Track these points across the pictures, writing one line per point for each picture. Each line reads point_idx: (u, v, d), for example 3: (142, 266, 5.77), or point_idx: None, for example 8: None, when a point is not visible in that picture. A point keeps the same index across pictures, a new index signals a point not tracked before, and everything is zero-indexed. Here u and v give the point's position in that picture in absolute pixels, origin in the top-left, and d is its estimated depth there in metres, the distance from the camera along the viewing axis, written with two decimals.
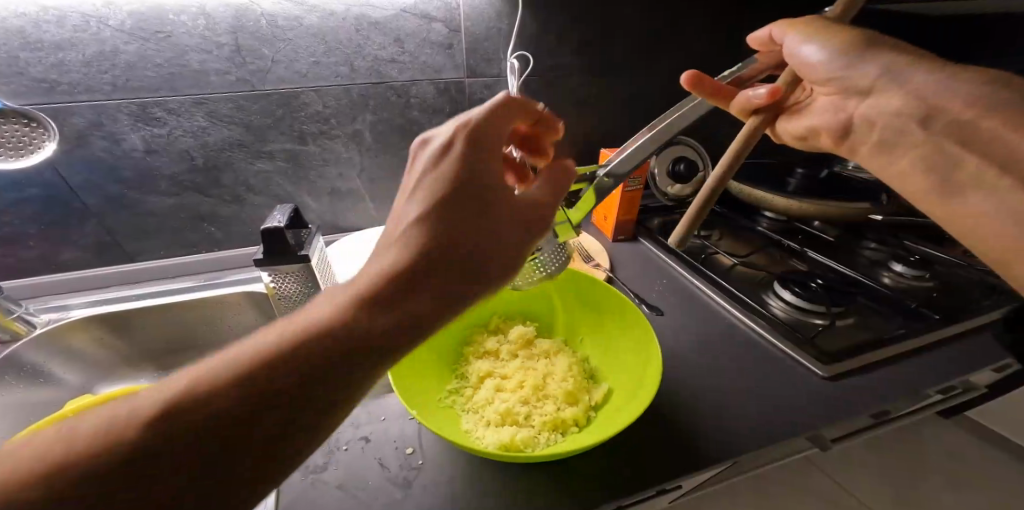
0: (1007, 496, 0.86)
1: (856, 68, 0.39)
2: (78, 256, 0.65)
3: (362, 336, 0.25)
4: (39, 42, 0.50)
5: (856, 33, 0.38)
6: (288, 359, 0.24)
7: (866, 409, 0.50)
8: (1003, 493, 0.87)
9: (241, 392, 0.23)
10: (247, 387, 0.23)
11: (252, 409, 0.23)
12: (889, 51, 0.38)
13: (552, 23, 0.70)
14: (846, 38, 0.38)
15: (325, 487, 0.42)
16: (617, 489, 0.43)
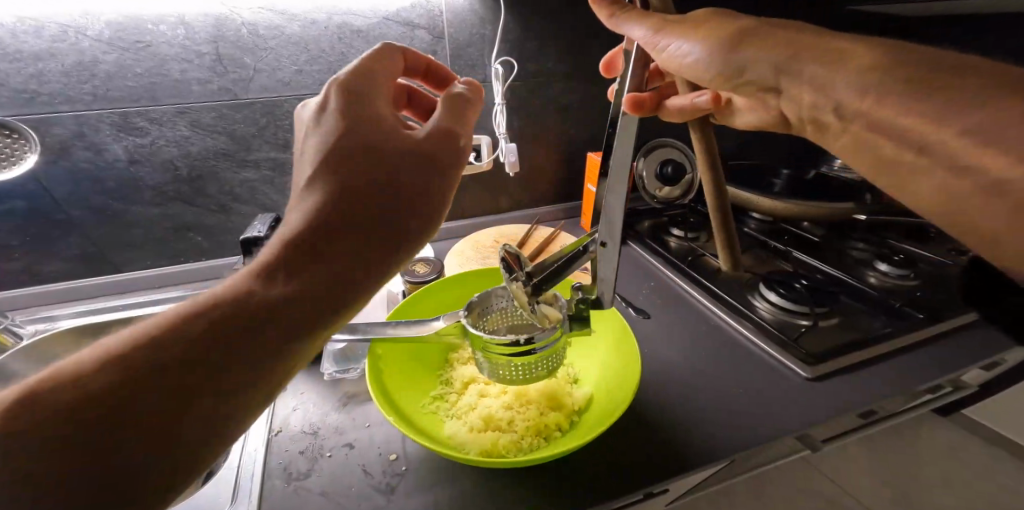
0: (1006, 495, 0.86)
1: (740, 79, 0.34)
2: (63, 268, 0.65)
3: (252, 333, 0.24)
4: (18, 53, 0.50)
5: (726, 31, 0.32)
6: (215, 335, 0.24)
7: (850, 408, 0.51)
8: (1001, 492, 0.86)
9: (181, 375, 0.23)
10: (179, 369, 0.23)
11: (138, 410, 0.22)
12: (773, 50, 0.31)
13: (535, 28, 0.71)
14: (715, 36, 0.33)
15: (308, 494, 0.42)
16: (600, 493, 0.42)
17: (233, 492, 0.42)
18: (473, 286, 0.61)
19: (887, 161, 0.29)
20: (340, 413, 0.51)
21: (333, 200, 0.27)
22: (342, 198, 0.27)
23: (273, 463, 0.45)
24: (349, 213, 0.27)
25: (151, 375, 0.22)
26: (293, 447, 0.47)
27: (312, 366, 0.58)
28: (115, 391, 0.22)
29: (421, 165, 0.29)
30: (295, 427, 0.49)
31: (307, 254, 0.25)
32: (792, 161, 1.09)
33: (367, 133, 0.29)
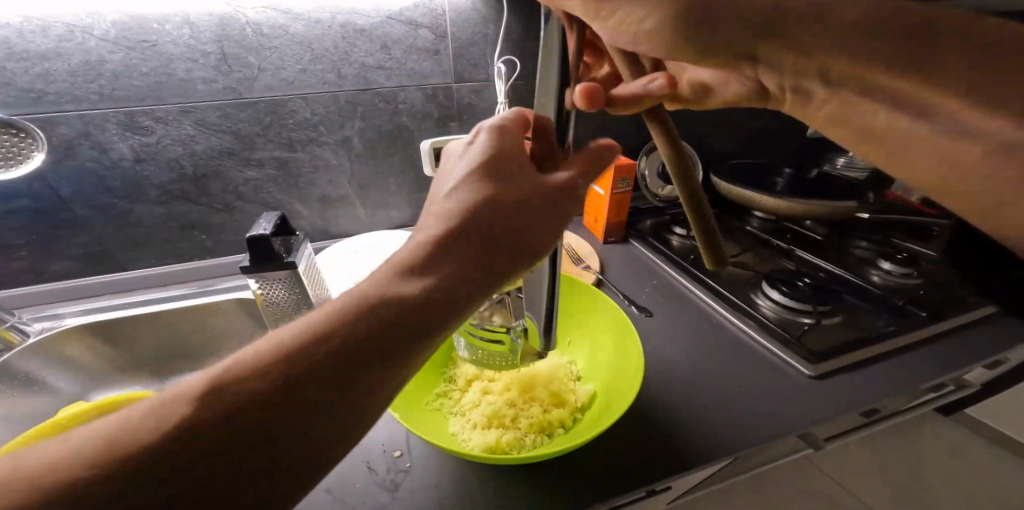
0: (1007, 493, 0.86)
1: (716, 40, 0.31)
2: (70, 266, 0.66)
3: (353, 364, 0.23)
4: (24, 52, 0.50)
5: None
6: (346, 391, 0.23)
7: (852, 406, 0.51)
8: (1003, 490, 0.86)
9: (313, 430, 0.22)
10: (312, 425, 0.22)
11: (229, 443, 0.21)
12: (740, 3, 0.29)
13: (537, 27, 0.71)
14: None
15: (313, 490, 0.42)
16: (604, 490, 0.43)
17: None
18: None
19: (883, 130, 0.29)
20: None
21: (466, 263, 0.27)
22: (475, 262, 0.27)
23: None
24: (478, 278, 0.27)
25: (284, 431, 0.21)
26: None
27: None
28: (207, 435, 0.20)
29: (547, 233, 0.31)
30: None
31: (446, 319, 0.26)
32: (794, 160, 1.09)
33: (505, 200, 0.29)
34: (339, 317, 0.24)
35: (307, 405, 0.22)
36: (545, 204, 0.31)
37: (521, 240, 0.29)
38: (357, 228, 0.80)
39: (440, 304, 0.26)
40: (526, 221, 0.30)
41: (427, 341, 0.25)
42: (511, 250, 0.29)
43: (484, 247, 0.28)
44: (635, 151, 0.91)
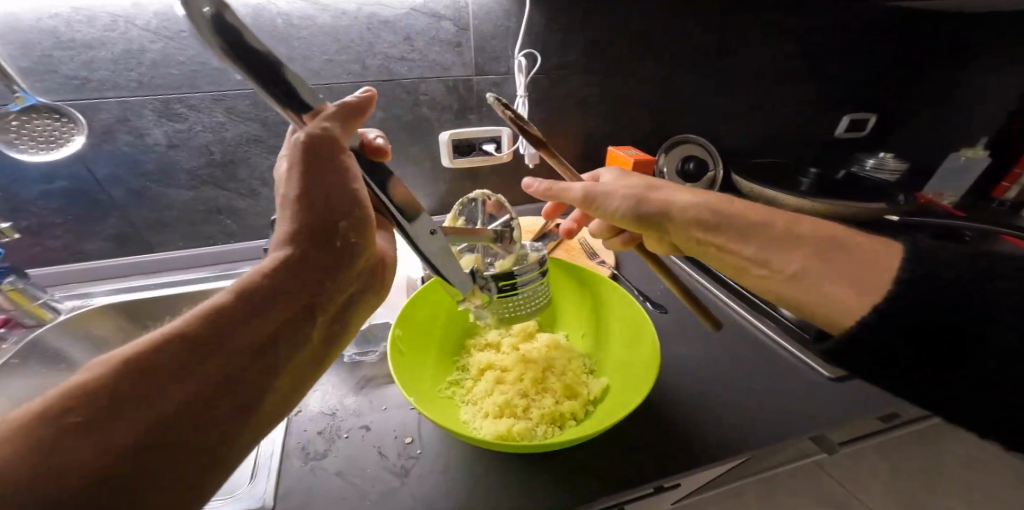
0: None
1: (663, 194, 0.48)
2: (102, 247, 0.69)
3: (241, 328, 0.27)
4: (71, 41, 0.53)
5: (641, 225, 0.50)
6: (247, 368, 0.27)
7: (867, 411, 0.50)
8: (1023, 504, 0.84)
9: (222, 403, 0.26)
10: (221, 396, 0.26)
11: (139, 400, 0.23)
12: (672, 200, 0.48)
13: (561, 20, 0.70)
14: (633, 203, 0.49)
15: (325, 474, 0.43)
16: (614, 484, 0.43)
17: (253, 468, 0.44)
18: None
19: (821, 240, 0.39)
20: (357, 395, 0.52)
21: (310, 247, 0.32)
22: (318, 248, 0.32)
23: (291, 443, 0.46)
24: (333, 264, 0.33)
25: (198, 386, 0.25)
26: (312, 427, 0.48)
27: None
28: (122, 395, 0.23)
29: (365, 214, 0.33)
30: (313, 408, 0.50)
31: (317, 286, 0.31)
32: (819, 160, 1.07)
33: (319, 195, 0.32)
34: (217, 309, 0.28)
35: (210, 380, 0.25)
36: (345, 197, 0.32)
37: (357, 222, 0.33)
38: None
39: (304, 286, 0.31)
40: (340, 210, 0.32)
41: (294, 315, 0.30)
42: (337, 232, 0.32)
43: (324, 234, 0.32)
44: (655, 147, 0.91)
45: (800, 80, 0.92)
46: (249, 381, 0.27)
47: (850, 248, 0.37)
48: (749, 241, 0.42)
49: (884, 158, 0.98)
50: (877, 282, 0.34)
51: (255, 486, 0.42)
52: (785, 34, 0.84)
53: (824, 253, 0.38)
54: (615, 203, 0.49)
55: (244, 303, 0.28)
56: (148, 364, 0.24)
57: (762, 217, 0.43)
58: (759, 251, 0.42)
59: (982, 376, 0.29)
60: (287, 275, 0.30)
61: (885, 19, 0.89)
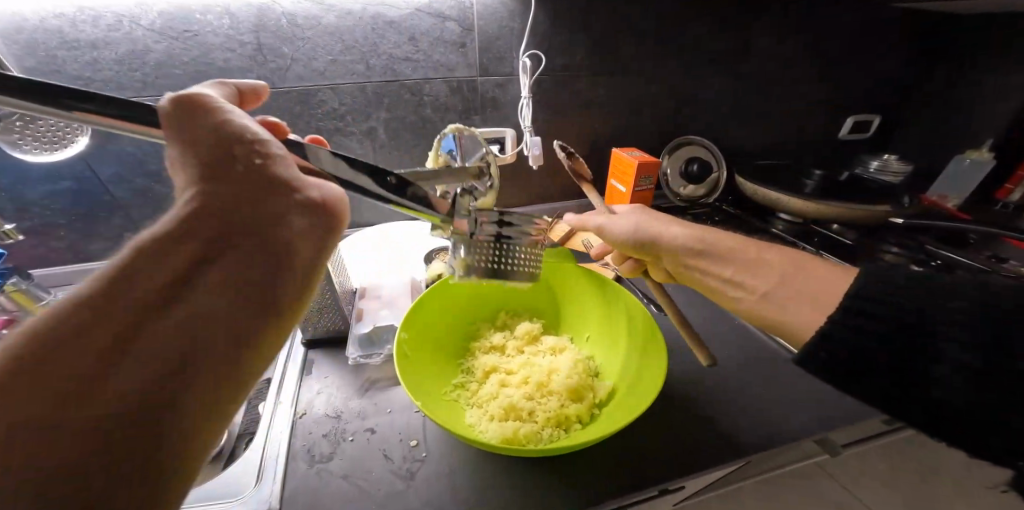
0: None
1: (661, 222, 0.51)
2: (105, 247, 0.68)
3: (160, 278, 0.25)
4: (76, 41, 0.52)
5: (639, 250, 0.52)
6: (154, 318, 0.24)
7: (871, 413, 0.50)
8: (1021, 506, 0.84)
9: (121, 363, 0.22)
10: (123, 357, 0.22)
11: (45, 363, 0.22)
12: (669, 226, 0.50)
13: (566, 21, 0.70)
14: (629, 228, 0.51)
15: (330, 477, 0.43)
16: (620, 487, 0.43)
17: (258, 472, 0.44)
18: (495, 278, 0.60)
19: (793, 265, 0.42)
20: (361, 398, 0.52)
21: (220, 184, 0.28)
22: (227, 182, 0.28)
23: (296, 445, 0.46)
24: (240, 196, 0.28)
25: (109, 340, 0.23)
26: (317, 430, 0.48)
27: (336, 350, 0.59)
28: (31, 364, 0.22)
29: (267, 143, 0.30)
30: (318, 411, 0.50)
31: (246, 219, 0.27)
32: (823, 161, 1.06)
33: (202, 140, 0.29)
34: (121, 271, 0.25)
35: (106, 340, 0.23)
36: (228, 129, 0.29)
37: (256, 147, 0.29)
38: (380, 219, 0.81)
39: (229, 225, 0.27)
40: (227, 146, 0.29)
41: (226, 253, 0.26)
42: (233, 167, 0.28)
43: (219, 175, 0.28)
44: (658, 149, 0.91)
45: (804, 80, 0.92)
46: (156, 330, 0.23)
47: (815, 275, 0.40)
48: (728, 264, 0.45)
49: (888, 159, 0.97)
50: (829, 298, 0.38)
51: (260, 489, 0.42)
52: (789, 35, 0.84)
53: (790, 275, 0.41)
54: (619, 228, 0.51)
55: (150, 257, 0.26)
56: (34, 345, 0.22)
57: (735, 245, 0.46)
58: (736, 273, 0.44)
59: (904, 376, 0.33)
60: (211, 217, 0.27)
61: (889, 21, 0.89)
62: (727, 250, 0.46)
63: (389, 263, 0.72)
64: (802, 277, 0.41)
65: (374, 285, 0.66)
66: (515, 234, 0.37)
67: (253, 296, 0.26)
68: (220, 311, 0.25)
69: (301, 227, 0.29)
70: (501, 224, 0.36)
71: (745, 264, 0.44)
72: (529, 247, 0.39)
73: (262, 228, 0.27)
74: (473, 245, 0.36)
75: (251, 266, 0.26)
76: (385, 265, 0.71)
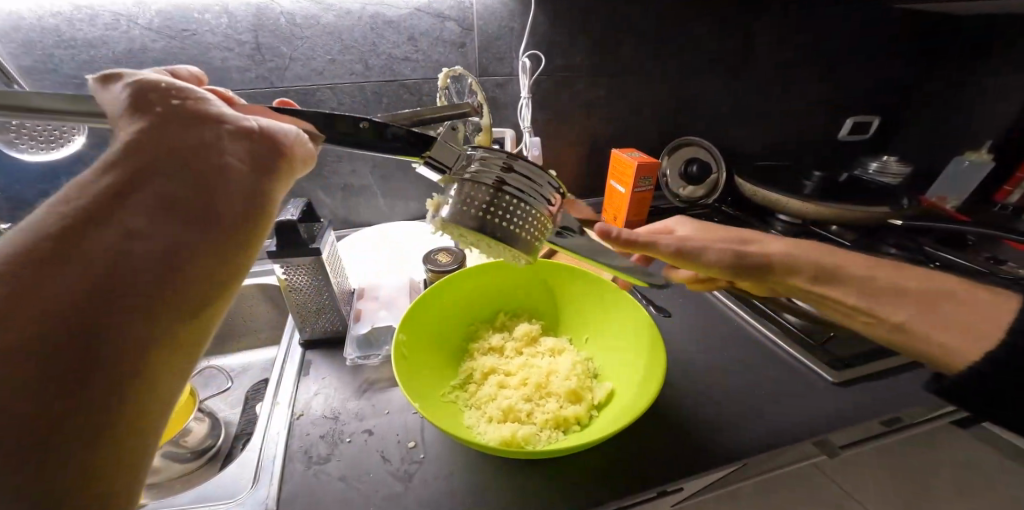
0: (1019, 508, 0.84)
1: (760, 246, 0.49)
2: None
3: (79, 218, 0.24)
4: (73, 40, 0.52)
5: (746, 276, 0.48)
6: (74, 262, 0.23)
7: (869, 414, 0.50)
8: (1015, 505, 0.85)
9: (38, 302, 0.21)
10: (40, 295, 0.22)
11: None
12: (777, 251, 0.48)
13: (565, 22, 0.70)
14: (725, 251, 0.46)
15: (328, 478, 0.43)
16: (620, 490, 0.43)
17: (255, 472, 0.44)
18: (494, 279, 0.60)
19: (936, 294, 0.40)
20: (359, 399, 0.52)
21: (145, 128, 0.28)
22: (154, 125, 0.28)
23: (293, 446, 0.46)
24: (166, 137, 0.28)
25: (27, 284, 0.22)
26: (315, 431, 0.48)
27: (334, 349, 0.59)
28: None
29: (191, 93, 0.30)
30: (316, 411, 0.50)
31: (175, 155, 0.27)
32: (822, 162, 1.06)
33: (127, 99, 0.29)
34: (36, 222, 0.24)
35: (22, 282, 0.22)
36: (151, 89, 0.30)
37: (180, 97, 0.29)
38: (379, 219, 0.81)
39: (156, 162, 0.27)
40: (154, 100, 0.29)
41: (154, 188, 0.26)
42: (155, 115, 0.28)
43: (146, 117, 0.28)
44: (658, 149, 0.91)
45: (804, 81, 0.91)
46: (81, 265, 0.23)
47: (966, 302, 0.39)
48: (852, 290, 0.44)
49: (888, 161, 0.97)
50: (987, 329, 0.36)
51: (258, 490, 0.41)
52: (789, 36, 0.84)
53: (930, 305, 0.40)
54: (715, 256, 0.46)
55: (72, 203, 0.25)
56: None
57: (863, 270, 0.44)
58: (863, 300, 0.43)
59: None
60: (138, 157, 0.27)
61: (889, 21, 0.89)
62: (850, 276, 0.44)
63: (389, 264, 0.72)
64: (958, 306, 0.39)
65: (372, 286, 0.65)
66: (513, 181, 0.32)
67: (188, 230, 0.26)
68: (150, 247, 0.24)
69: (234, 161, 0.28)
70: (505, 167, 0.32)
71: (876, 291, 0.42)
72: (532, 203, 0.32)
73: (192, 163, 0.27)
74: (465, 185, 0.32)
75: (182, 199, 0.26)
76: (384, 266, 0.71)
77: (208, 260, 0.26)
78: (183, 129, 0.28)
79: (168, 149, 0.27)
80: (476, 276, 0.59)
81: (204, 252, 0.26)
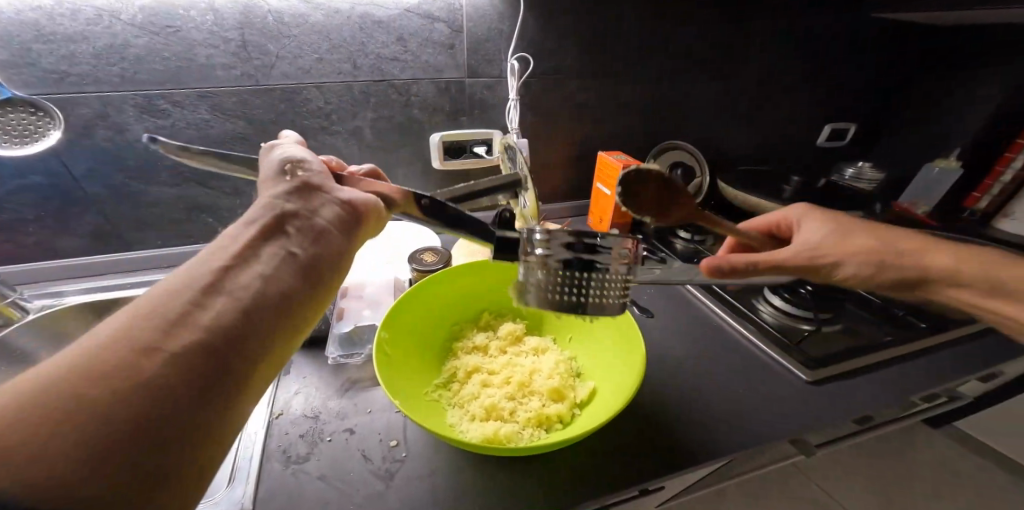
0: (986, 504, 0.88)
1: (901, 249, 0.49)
2: (77, 245, 0.66)
3: (226, 264, 0.26)
4: (52, 34, 0.51)
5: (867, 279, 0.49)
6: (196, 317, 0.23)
7: (843, 413, 0.52)
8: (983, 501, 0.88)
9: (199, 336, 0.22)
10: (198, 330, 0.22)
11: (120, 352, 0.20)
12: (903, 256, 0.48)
13: (554, 26, 0.71)
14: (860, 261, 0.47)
15: (307, 477, 0.43)
16: (599, 488, 0.43)
17: (230, 472, 0.43)
18: (478, 279, 0.61)
19: None
20: (341, 398, 0.52)
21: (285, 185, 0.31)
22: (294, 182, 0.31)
23: (272, 445, 0.46)
24: (302, 196, 0.31)
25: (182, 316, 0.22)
26: (294, 430, 0.47)
27: (317, 350, 0.59)
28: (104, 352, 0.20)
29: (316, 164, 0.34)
30: (296, 411, 0.50)
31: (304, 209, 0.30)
32: (803, 168, 1.09)
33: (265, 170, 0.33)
34: (186, 270, 0.25)
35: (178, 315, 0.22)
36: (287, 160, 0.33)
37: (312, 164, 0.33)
38: None
39: (292, 214, 0.29)
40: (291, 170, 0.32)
41: (292, 236, 0.29)
42: (275, 185, 0.31)
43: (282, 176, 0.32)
44: (644, 153, 0.92)
45: (786, 88, 0.94)
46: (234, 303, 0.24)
47: None
48: None
49: (862, 168, 1.00)
50: None
51: (234, 490, 0.41)
52: (771, 45, 0.87)
53: None
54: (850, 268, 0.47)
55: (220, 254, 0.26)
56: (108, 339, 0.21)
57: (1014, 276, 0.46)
58: None
59: None
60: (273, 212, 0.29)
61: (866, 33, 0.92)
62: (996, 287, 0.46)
63: (375, 264, 0.71)
64: None
65: (356, 284, 0.65)
66: (585, 257, 0.30)
67: (314, 276, 0.28)
68: (278, 285, 0.26)
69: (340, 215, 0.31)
70: (573, 246, 0.30)
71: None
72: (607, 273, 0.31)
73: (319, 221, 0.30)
74: (539, 275, 0.31)
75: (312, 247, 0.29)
76: (369, 264, 0.71)
77: (312, 300, 0.28)
78: (316, 193, 0.31)
79: (287, 207, 0.29)
80: (459, 276, 0.59)
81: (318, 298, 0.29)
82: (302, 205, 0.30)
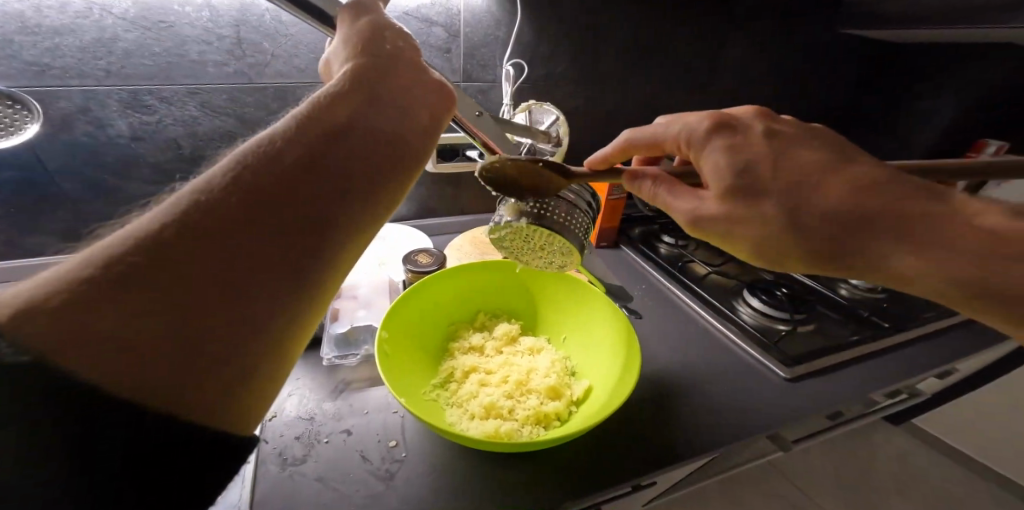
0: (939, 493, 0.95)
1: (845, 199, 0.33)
2: (45, 246, 0.62)
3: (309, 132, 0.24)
4: (37, 26, 0.49)
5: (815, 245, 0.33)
6: (249, 204, 0.21)
7: (818, 407, 0.55)
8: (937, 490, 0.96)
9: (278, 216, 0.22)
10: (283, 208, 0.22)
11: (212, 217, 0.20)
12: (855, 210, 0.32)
13: (548, 34, 0.73)
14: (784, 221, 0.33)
15: (305, 479, 0.42)
16: (595, 482, 0.45)
17: None
18: (472, 279, 0.62)
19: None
20: (335, 400, 0.51)
21: (368, 63, 0.28)
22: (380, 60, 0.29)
23: (267, 448, 0.45)
24: (386, 76, 0.28)
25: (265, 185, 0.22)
26: (289, 432, 0.47)
27: (310, 352, 0.58)
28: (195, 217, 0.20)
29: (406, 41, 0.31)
30: (289, 413, 0.49)
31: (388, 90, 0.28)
32: None
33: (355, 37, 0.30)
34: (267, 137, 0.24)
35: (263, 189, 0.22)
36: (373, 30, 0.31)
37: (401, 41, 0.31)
38: None
39: (379, 94, 0.27)
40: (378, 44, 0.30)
41: (377, 115, 0.26)
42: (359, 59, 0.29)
43: (374, 50, 0.30)
44: None
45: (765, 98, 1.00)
46: (319, 182, 0.23)
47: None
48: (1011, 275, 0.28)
49: None
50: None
51: (229, 495, 0.40)
52: (749, 59, 0.92)
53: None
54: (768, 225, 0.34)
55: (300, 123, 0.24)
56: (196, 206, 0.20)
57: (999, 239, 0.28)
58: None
59: None
60: (356, 89, 0.27)
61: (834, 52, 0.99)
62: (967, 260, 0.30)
63: (367, 265, 0.71)
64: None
65: (348, 285, 0.65)
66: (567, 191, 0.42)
67: (393, 163, 0.27)
68: (359, 167, 0.25)
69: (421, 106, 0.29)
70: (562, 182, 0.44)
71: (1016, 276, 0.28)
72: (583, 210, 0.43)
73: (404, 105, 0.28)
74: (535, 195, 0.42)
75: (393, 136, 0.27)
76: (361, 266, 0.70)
77: (395, 185, 0.27)
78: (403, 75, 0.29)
79: (370, 85, 0.27)
80: (452, 278, 0.59)
81: (398, 185, 0.27)
82: (387, 86, 0.28)
